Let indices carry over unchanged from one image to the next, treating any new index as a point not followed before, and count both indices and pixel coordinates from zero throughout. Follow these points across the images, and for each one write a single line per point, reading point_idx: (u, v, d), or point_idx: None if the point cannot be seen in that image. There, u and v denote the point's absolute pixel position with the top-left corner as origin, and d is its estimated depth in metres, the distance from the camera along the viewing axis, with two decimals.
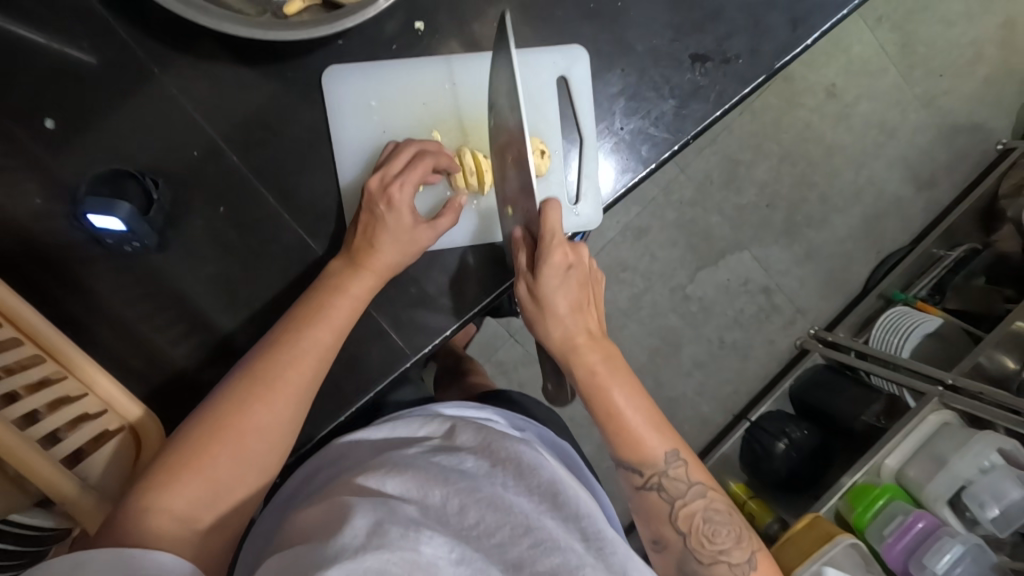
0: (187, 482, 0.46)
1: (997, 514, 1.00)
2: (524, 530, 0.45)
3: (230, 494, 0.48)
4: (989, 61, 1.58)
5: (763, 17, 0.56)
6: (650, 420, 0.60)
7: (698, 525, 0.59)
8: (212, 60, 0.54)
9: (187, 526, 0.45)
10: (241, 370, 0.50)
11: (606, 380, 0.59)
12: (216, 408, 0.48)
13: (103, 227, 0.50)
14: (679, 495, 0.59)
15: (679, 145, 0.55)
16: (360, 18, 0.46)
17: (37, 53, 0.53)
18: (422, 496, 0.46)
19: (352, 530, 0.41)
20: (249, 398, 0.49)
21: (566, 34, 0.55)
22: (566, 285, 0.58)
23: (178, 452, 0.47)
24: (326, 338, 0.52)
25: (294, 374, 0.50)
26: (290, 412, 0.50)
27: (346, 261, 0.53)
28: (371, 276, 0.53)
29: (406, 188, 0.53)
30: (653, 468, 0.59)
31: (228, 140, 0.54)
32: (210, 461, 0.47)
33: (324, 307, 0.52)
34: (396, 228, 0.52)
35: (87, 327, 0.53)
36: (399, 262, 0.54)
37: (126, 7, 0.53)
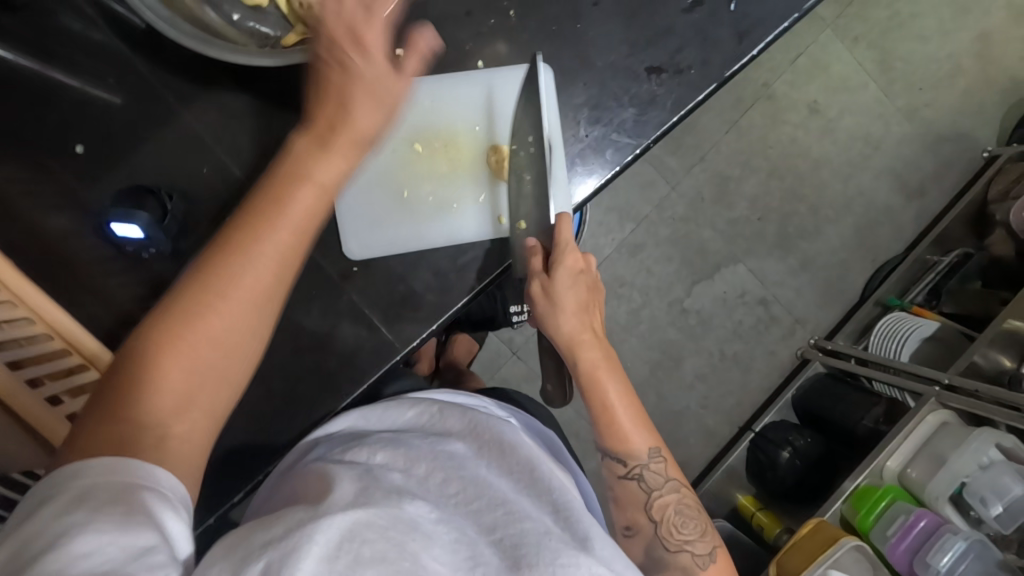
0: (148, 389, 0.44)
1: (1001, 510, 0.99)
2: (501, 500, 0.52)
3: (197, 398, 0.46)
4: (967, 73, 1.64)
5: (711, 31, 0.62)
6: (638, 417, 0.63)
7: (670, 516, 0.63)
8: (219, 89, 0.60)
9: (157, 434, 0.43)
10: (194, 273, 0.47)
11: (605, 373, 0.63)
12: (175, 314, 0.46)
13: (123, 235, 0.56)
14: (656, 487, 0.64)
15: (640, 149, 0.61)
16: (345, 44, 0.52)
17: (68, 89, 0.60)
18: (409, 470, 0.53)
19: (340, 492, 0.46)
20: (203, 300, 0.46)
21: (532, 54, 0.61)
22: (578, 288, 0.62)
23: (134, 360, 0.44)
24: (287, 233, 0.49)
25: (251, 263, 0.48)
26: (257, 309, 0.48)
27: (309, 145, 0.52)
28: (337, 158, 0.52)
29: (378, 42, 0.53)
30: (636, 459, 0.63)
31: (233, 157, 0.61)
32: (169, 365, 0.45)
33: (283, 197, 0.50)
34: (376, 82, 0.53)
35: (107, 328, 0.59)
36: (371, 122, 0.53)
37: (145, 46, 0.60)
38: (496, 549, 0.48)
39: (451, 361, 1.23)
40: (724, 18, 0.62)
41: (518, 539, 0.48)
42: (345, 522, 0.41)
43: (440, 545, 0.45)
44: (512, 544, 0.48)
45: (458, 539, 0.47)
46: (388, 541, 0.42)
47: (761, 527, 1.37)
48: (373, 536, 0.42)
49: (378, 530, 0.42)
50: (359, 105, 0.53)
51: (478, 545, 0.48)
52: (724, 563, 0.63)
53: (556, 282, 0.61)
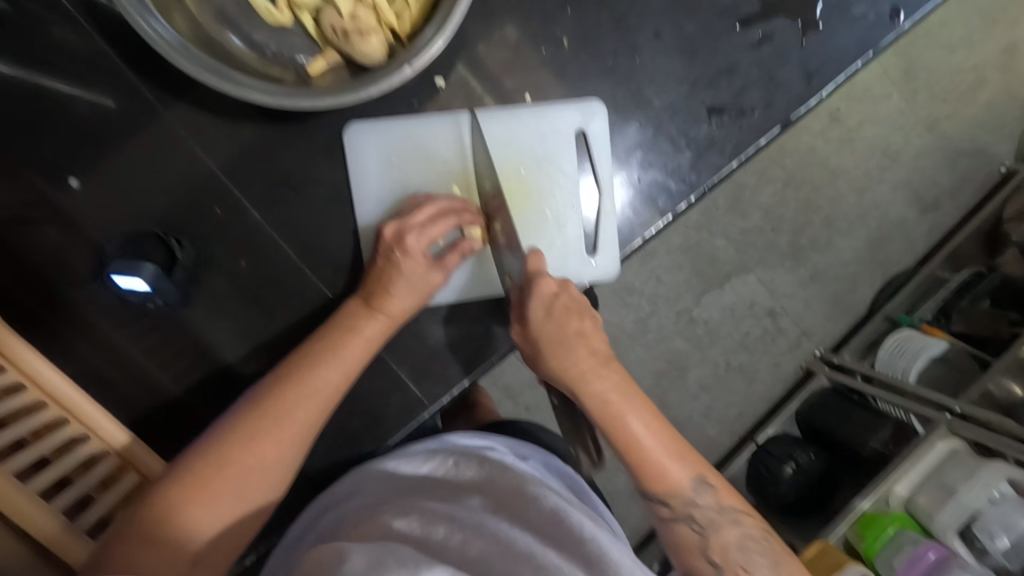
0: (190, 509, 0.45)
1: (1007, 544, 1.01)
2: (526, 555, 0.45)
3: (231, 522, 0.47)
4: (991, 85, 1.60)
5: (778, 71, 0.56)
6: (672, 447, 0.55)
7: (733, 556, 0.53)
8: (233, 117, 0.54)
9: (187, 552, 0.45)
10: (251, 401, 0.49)
11: (619, 406, 0.55)
12: (224, 440, 0.48)
13: (127, 288, 0.51)
14: (711, 525, 0.54)
15: (695, 197, 0.56)
16: (388, 87, 0.47)
17: (61, 110, 0.53)
18: (425, 534, 0.48)
19: (351, 561, 0.42)
20: (255, 433, 0.48)
21: (583, 89, 0.55)
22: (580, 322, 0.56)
23: (183, 483, 0.46)
24: (336, 379, 0.51)
25: (303, 412, 0.49)
26: (297, 449, 0.50)
27: (362, 302, 0.53)
28: (384, 321, 0.52)
29: (425, 240, 0.52)
30: (679, 497, 0.54)
31: (249, 194, 0.54)
32: (215, 491, 0.46)
33: (337, 346, 0.51)
34: (413, 278, 0.52)
35: (109, 381, 0.54)
36: (410, 308, 0.53)
37: (148, 64, 0.53)
38: None
39: None
40: (793, 57, 0.56)
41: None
42: None
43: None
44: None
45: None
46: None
47: None
48: None
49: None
50: (398, 288, 0.52)
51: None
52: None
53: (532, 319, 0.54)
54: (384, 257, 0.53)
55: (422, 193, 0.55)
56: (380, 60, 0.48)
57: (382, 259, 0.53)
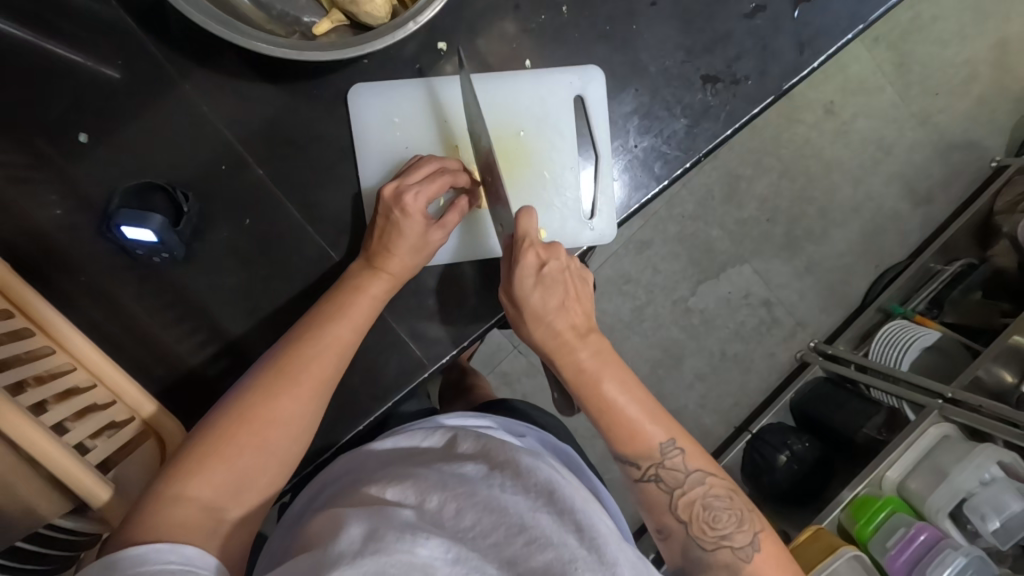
0: (211, 471, 0.45)
1: (998, 526, 1.01)
2: (518, 527, 0.46)
3: (254, 484, 0.47)
4: (983, 80, 1.62)
5: (771, 40, 0.58)
6: (644, 408, 0.56)
7: (698, 513, 0.55)
8: (238, 78, 0.55)
9: (213, 515, 0.44)
10: (264, 365, 0.49)
11: (594, 374, 0.55)
12: (240, 400, 0.47)
13: (135, 238, 0.52)
14: (677, 485, 0.56)
15: (690, 163, 0.57)
16: (390, 40, 0.48)
17: (71, 70, 0.54)
18: (419, 502, 0.49)
19: (348, 534, 0.45)
20: (273, 389, 0.48)
21: (581, 55, 0.57)
22: (563, 288, 0.55)
23: (203, 443, 0.46)
24: (346, 335, 0.51)
25: (317, 368, 0.50)
26: (315, 406, 0.50)
27: (364, 263, 0.54)
28: (388, 280, 0.53)
29: (423, 198, 0.53)
30: (649, 459, 0.56)
31: (255, 154, 0.55)
32: (235, 451, 0.46)
33: (345, 305, 0.52)
34: (413, 237, 0.53)
35: (112, 335, 0.54)
36: (412, 267, 0.54)
37: (157, 26, 0.55)
38: None
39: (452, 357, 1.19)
40: (786, 27, 0.58)
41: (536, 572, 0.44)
42: None
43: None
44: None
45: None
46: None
47: None
48: None
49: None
50: (400, 248, 0.53)
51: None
52: (771, 552, 0.54)
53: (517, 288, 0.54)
54: (385, 216, 0.53)
55: (422, 155, 0.56)
56: (382, 19, 0.49)
57: (384, 219, 0.53)
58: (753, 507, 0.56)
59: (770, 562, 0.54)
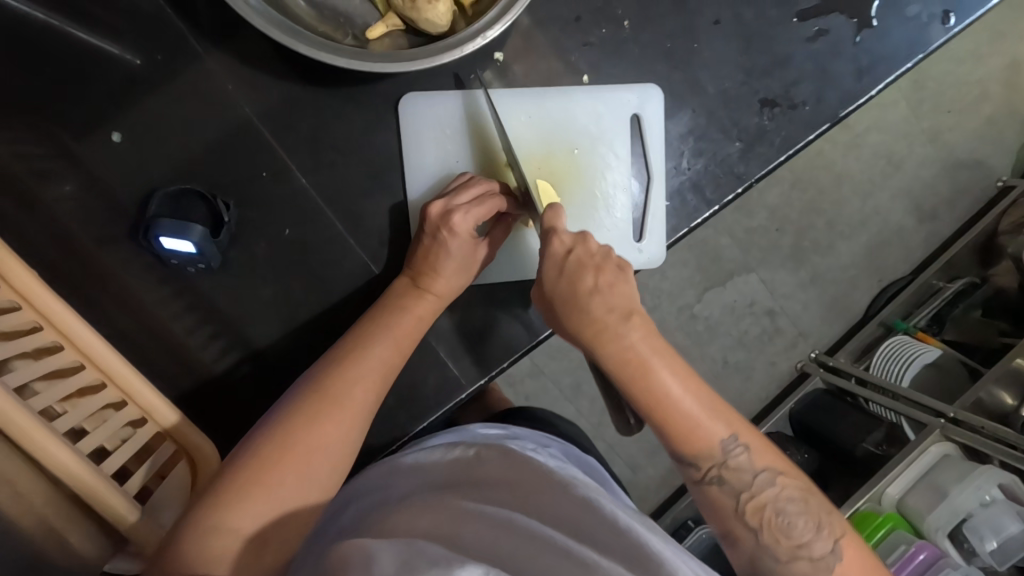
0: (253, 498, 0.43)
1: (995, 546, 1.04)
2: (564, 549, 0.44)
3: (295, 513, 0.44)
4: (994, 99, 1.63)
5: (831, 66, 0.56)
6: (697, 408, 0.52)
7: (770, 518, 0.51)
8: (281, 78, 0.52)
9: (251, 546, 0.42)
10: (306, 387, 0.48)
11: (646, 363, 0.51)
12: (284, 424, 0.45)
13: (172, 248, 0.49)
14: (743, 488, 0.52)
15: (743, 188, 0.55)
16: (458, 54, 0.45)
17: (105, 63, 0.51)
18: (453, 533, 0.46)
19: (381, 564, 0.40)
20: (316, 414, 0.46)
21: (641, 71, 0.55)
22: (607, 271, 0.51)
23: (244, 469, 0.44)
24: (391, 357, 0.50)
25: (362, 392, 0.48)
26: (357, 432, 0.48)
27: (409, 282, 0.52)
28: (434, 300, 0.52)
29: (470, 219, 0.51)
30: (710, 459, 0.52)
31: (298, 161, 0.53)
32: (277, 478, 0.44)
33: (390, 326, 0.51)
34: (461, 258, 0.52)
35: (142, 348, 0.52)
36: (457, 286, 0.53)
37: (197, 17, 0.51)
38: None
39: None
40: (846, 52, 0.56)
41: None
42: None
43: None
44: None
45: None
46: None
47: None
48: None
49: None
50: (448, 267, 0.52)
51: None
52: (850, 559, 0.51)
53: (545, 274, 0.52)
54: (431, 236, 0.51)
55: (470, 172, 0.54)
56: (443, 26, 0.46)
57: (429, 238, 0.51)
58: (828, 510, 0.52)
59: (852, 570, 0.50)
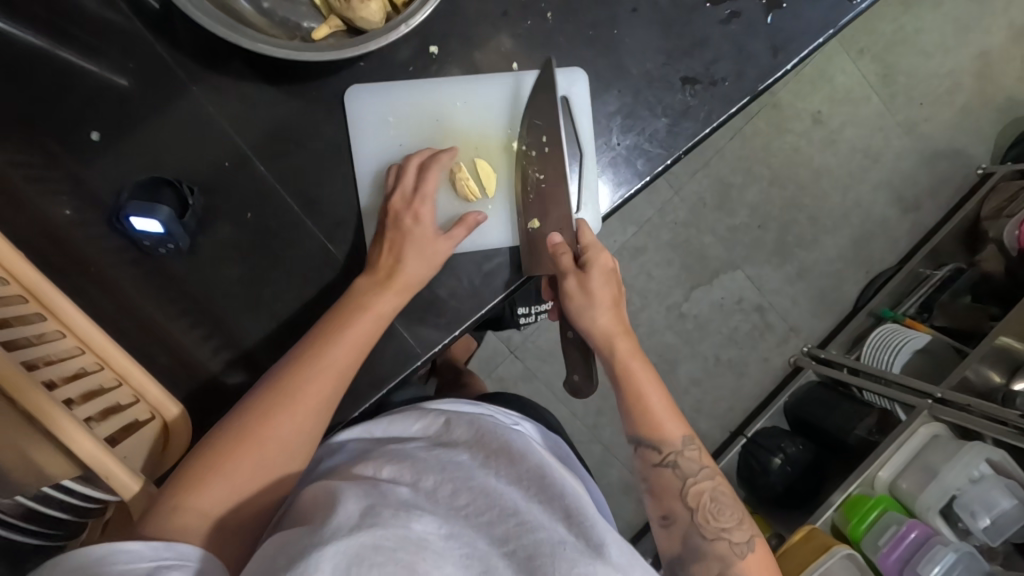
0: (213, 483, 0.49)
1: (988, 523, 1.03)
2: (511, 511, 0.47)
3: (252, 495, 0.50)
4: (966, 90, 1.66)
5: (747, 44, 0.61)
6: (672, 406, 0.61)
7: (705, 501, 0.59)
8: (243, 81, 0.58)
9: (210, 524, 0.48)
10: (269, 382, 0.53)
11: (638, 362, 0.60)
12: (245, 415, 0.51)
13: (142, 230, 0.54)
14: (690, 474, 0.59)
15: (671, 160, 0.60)
16: (383, 41, 0.51)
17: (84, 74, 0.57)
18: (414, 480, 0.50)
19: (346, 509, 0.44)
20: (274, 408, 0.52)
21: (567, 57, 0.60)
22: (608, 287, 0.60)
23: (207, 454, 0.50)
24: (348, 355, 0.54)
25: (317, 387, 0.53)
26: (314, 421, 0.53)
27: (370, 280, 0.56)
28: (395, 296, 0.56)
29: (428, 204, 0.57)
30: (671, 445, 0.59)
31: (257, 151, 0.58)
32: (236, 464, 0.50)
33: (348, 324, 0.55)
34: (425, 241, 0.57)
35: (119, 324, 0.56)
36: (421, 277, 0.57)
37: (166, 33, 0.58)
38: (510, 561, 0.44)
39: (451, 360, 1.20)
40: (760, 31, 0.61)
41: (529, 553, 0.44)
42: (348, 552, 0.39)
43: (447, 563, 0.43)
44: (526, 556, 0.44)
45: (470, 554, 0.44)
46: (397, 564, 0.40)
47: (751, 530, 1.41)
48: (382, 559, 0.40)
49: (385, 552, 0.40)
50: (411, 254, 0.56)
51: (490, 560, 0.44)
52: (763, 553, 0.58)
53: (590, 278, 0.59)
54: (392, 224, 0.57)
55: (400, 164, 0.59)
56: (378, 23, 0.52)
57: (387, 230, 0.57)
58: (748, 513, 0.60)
59: (759, 560, 0.57)
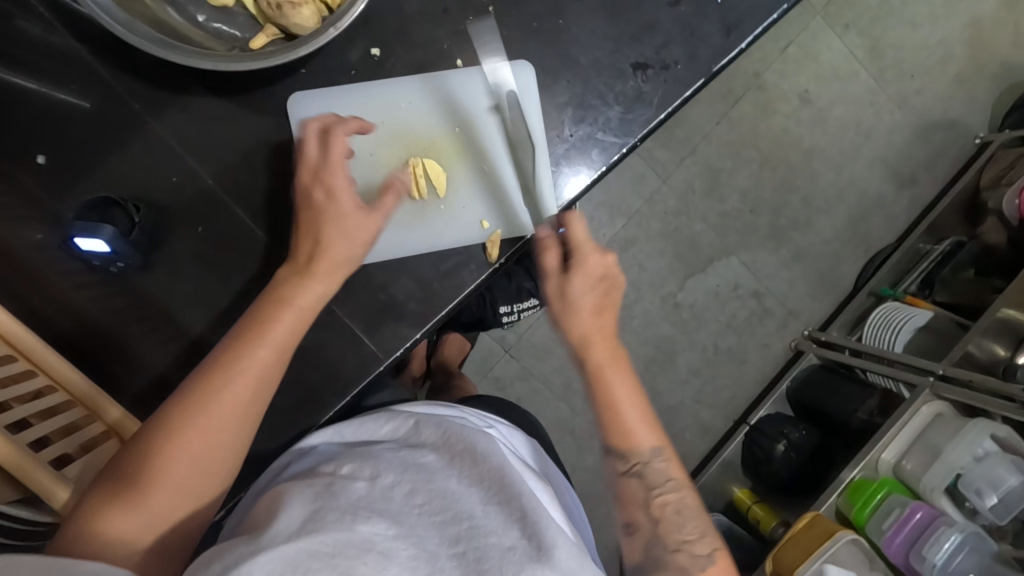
0: (128, 496, 0.48)
1: (996, 501, 0.99)
2: (464, 515, 0.48)
3: (176, 505, 0.50)
4: (958, 59, 1.63)
5: (698, 26, 0.60)
6: (648, 416, 0.60)
7: (668, 514, 0.58)
8: (190, 94, 0.58)
9: (129, 538, 0.48)
10: (187, 389, 0.52)
11: (610, 369, 0.60)
12: (162, 424, 0.50)
13: (89, 249, 0.55)
14: (655, 485, 0.59)
15: (626, 149, 0.60)
16: (313, 46, 0.51)
17: (29, 96, 0.57)
18: (373, 477, 0.49)
19: (289, 516, 0.43)
20: (188, 416, 0.50)
21: (513, 51, 0.60)
22: (596, 291, 0.60)
23: (122, 467, 0.49)
24: (269, 354, 0.53)
25: (235, 391, 0.52)
26: (241, 424, 0.52)
27: (295, 270, 0.56)
28: (322, 282, 0.55)
29: (342, 174, 0.56)
30: (638, 456, 0.59)
31: (205, 165, 0.59)
32: (153, 474, 0.49)
33: (269, 322, 0.54)
34: (340, 217, 0.55)
35: (77, 343, 0.57)
36: (347, 257, 0.56)
37: (109, 52, 0.58)
38: (457, 563, 0.45)
39: (442, 362, 1.20)
40: (711, 12, 0.60)
41: (478, 555, 0.45)
42: (291, 562, 0.39)
43: (394, 564, 0.42)
44: (474, 559, 0.45)
45: (417, 554, 0.44)
46: (334, 569, 0.40)
47: (756, 520, 1.37)
48: (320, 565, 0.40)
49: (322, 559, 0.40)
50: (333, 235, 0.55)
51: (438, 560, 0.44)
52: (724, 565, 0.58)
53: (573, 282, 0.59)
54: (308, 203, 0.56)
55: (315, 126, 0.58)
56: (311, 27, 0.54)
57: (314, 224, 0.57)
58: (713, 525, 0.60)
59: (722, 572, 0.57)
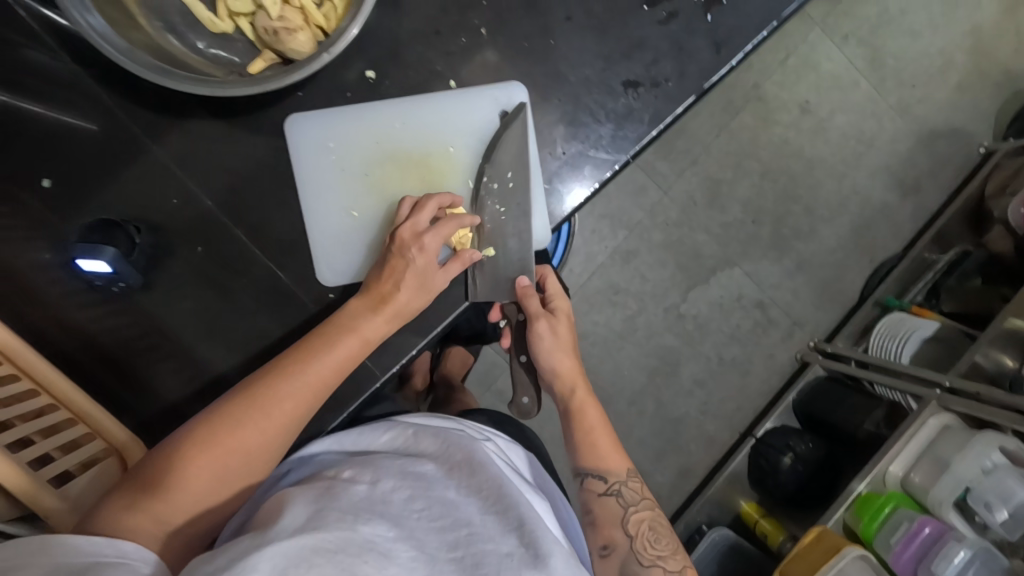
0: (173, 483, 0.50)
1: (1006, 515, 0.97)
2: (463, 523, 0.48)
3: (207, 498, 0.52)
4: (960, 67, 1.62)
5: (686, 42, 0.61)
6: (615, 441, 0.71)
7: (644, 531, 0.65)
8: (189, 116, 0.60)
9: (162, 523, 0.49)
10: (242, 390, 0.55)
11: (584, 399, 0.72)
12: (215, 420, 0.53)
13: (91, 270, 0.56)
14: (632, 503, 0.67)
15: (619, 165, 0.61)
16: (306, 70, 0.53)
17: (33, 119, 0.59)
18: (373, 481, 0.49)
19: (291, 515, 0.43)
20: (244, 417, 0.53)
21: (505, 70, 0.62)
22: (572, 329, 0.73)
23: (171, 456, 0.51)
24: (327, 374, 0.56)
25: (289, 404, 0.55)
26: (283, 433, 0.55)
27: (366, 303, 0.58)
28: (387, 322, 0.58)
29: (437, 238, 0.59)
30: (615, 476, 0.68)
31: (203, 186, 0.60)
32: (200, 466, 0.51)
33: (333, 343, 0.56)
34: (423, 271, 0.58)
35: (79, 362, 0.59)
36: (415, 305, 0.59)
37: (110, 76, 0.59)
38: (455, 567, 0.45)
39: (446, 375, 1.20)
40: (701, 29, 0.61)
41: (475, 560, 0.46)
42: (290, 554, 0.39)
43: (393, 565, 0.42)
44: (472, 562, 0.46)
45: (416, 556, 0.44)
46: (337, 566, 0.39)
47: (765, 535, 1.36)
48: (323, 560, 0.39)
49: (326, 554, 0.40)
50: (409, 285, 0.58)
51: (436, 563, 0.45)
52: None
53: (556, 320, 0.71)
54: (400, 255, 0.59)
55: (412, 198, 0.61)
56: (306, 52, 0.56)
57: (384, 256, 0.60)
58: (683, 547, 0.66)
59: None
